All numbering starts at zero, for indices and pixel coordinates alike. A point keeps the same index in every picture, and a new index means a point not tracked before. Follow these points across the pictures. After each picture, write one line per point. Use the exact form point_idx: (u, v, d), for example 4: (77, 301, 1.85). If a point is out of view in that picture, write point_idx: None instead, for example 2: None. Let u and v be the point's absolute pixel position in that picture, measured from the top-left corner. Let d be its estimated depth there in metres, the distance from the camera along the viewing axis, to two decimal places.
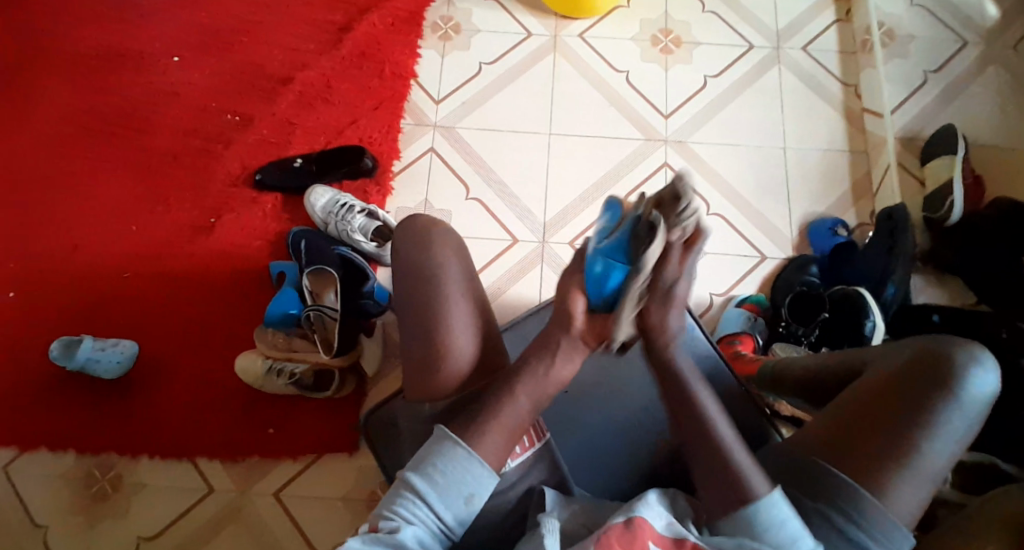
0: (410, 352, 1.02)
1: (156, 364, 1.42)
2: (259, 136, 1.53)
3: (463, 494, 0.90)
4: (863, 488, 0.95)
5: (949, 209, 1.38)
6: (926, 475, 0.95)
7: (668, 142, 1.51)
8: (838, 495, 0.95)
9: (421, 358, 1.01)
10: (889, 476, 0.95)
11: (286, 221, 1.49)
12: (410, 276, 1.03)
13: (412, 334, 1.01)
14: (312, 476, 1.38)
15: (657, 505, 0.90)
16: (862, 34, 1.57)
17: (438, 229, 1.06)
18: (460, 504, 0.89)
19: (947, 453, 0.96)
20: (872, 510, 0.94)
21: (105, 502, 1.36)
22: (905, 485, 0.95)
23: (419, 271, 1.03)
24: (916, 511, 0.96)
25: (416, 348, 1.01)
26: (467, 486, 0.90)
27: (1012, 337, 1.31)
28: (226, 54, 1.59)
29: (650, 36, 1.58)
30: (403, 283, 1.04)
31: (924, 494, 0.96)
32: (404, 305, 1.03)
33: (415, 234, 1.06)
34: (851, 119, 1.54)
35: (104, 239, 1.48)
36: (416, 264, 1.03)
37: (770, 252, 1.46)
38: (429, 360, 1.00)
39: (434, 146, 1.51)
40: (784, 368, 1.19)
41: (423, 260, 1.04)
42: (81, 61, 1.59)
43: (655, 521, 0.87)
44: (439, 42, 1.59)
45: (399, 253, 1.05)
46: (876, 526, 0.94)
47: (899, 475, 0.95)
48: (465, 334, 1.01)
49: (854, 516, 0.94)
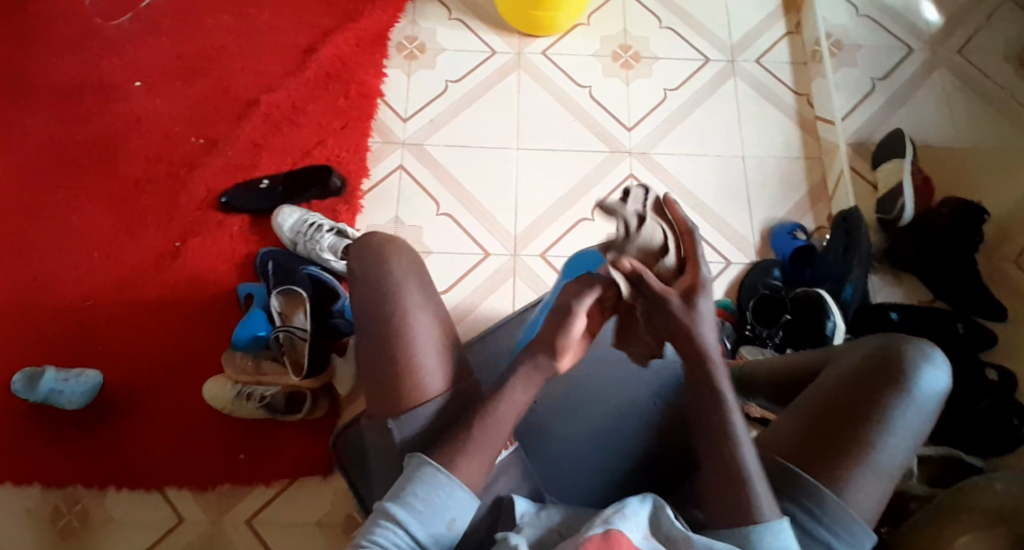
0: (372, 365, 1.02)
1: (123, 392, 1.39)
2: (226, 159, 1.52)
3: (443, 519, 0.92)
4: (826, 485, 0.98)
5: (900, 211, 1.44)
6: (883, 471, 0.99)
7: (633, 153, 1.54)
8: (804, 494, 0.98)
9: (388, 374, 1.00)
10: (847, 471, 0.98)
11: (256, 242, 1.47)
12: (374, 294, 1.03)
13: (379, 351, 1.01)
14: (287, 501, 1.36)
15: (638, 515, 0.90)
16: (812, 45, 1.63)
17: (399, 248, 1.07)
18: (440, 528, 0.92)
19: (902, 447, 0.99)
20: (833, 506, 0.97)
21: (72, 537, 1.31)
22: (865, 482, 0.98)
23: (377, 282, 1.03)
24: (875, 507, 0.99)
25: (382, 363, 1.01)
26: (448, 511, 0.92)
27: (968, 331, 1.39)
28: (189, 78, 1.58)
29: (611, 52, 1.62)
30: (363, 303, 1.04)
31: (883, 491, 0.99)
32: (363, 319, 1.03)
33: (373, 252, 1.06)
34: (806, 127, 1.59)
35: (66, 267, 1.45)
36: (376, 283, 1.03)
37: (734, 258, 1.49)
38: (394, 371, 1.00)
39: (402, 164, 1.52)
40: (752, 373, 1.23)
41: (380, 270, 1.04)
42: (40, 87, 1.57)
43: (632, 534, 0.88)
44: (405, 61, 1.60)
45: (358, 272, 1.05)
46: (839, 523, 0.97)
47: (859, 473, 0.98)
48: (433, 349, 1.02)
49: (819, 514, 0.97)
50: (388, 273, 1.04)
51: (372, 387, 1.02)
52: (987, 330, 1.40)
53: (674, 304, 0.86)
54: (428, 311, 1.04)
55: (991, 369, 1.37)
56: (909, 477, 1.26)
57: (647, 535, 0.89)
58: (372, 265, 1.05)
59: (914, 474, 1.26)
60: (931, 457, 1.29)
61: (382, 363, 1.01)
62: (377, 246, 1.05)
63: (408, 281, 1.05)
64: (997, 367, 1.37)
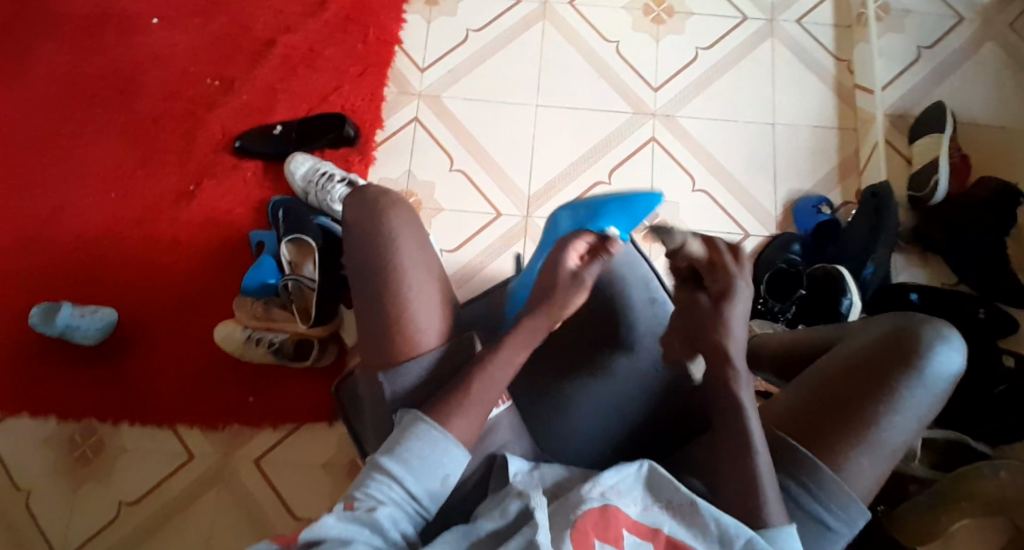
0: (367, 320, 1.02)
1: (136, 332, 1.42)
2: (241, 102, 1.50)
3: (437, 476, 0.92)
4: (824, 459, 0.96)
5: (934, 189, 1.38)
6: (885, 449, 0.97)
7: (657, 115, 1.49)
8: (799, 466, 0.96)
9: (382, 329, 1.00)
10: (847, 447, 0.96)
11: (269, 189, 1.47)
12: (369, 249, 1.03)
13: (375, 303, 1.01)
14: (294, 443, 1.39)
15: (636, 485, 0.90)
16: (859, 7, 1.54)
17: (399, 204, 1.06)
18: (435, 484, 0.91)
19: (906, 427, 0.97)
20: (828, 480, 0.95)
21: (86, 467, 1.37)
22: (865, 459, 0.96)
23: (372, 238, 1.03)
24: (873, 485, 0.97)
25: (377, 317, 1.00)
26: (442, 468, 0.92)
27: (989, 316, 1.35)
28: (208, 17, 1.55)
29: (643, 5, 1.55)
30: (361, 257, 1.03)
31: (882, 469, 0.97)
32: (358, 273, 1.03)
33: (370, 204, 1.05)
34: (842, 96, 1.51)
35: (82, 203, 1.46)
36: (374, 238, 1.03)
37: (754, 229, 1.44)
38: (387, 327, 1.00)
39: (418, 115, 1.49)
40: (761, 344, 1.20)
41: (375, 224, 1.03)
42: (58, 21, 1.56)
43: (629, 508, 0.88)
44: (425, 7, 1.55)
45: (355, 223, 1.04)
46: (834, 499, 0.95)
47: (859, 450, 0.96)
48: (431, 307, 1.02)
49: (814, 489, 0.96)
50: (386, 228, 1.03)
51: (367, 341, 1.02)
52: (1010, 317, 1.36)
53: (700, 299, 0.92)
54: (426, 269, 1.04)
55: (1009, 356, 1.33)
56: (911, 460, 1.24)
57: (647, 506, 0.89)
58: (370, 219, 1.04)
59: (915, 457, 1.24)
60: (936, 441, 1.27)
61: (376, 321, 1.01)
62: (375, 197, 1.05)
63: (404, 236, 1.03)
64: (1015, 355, 1.33)
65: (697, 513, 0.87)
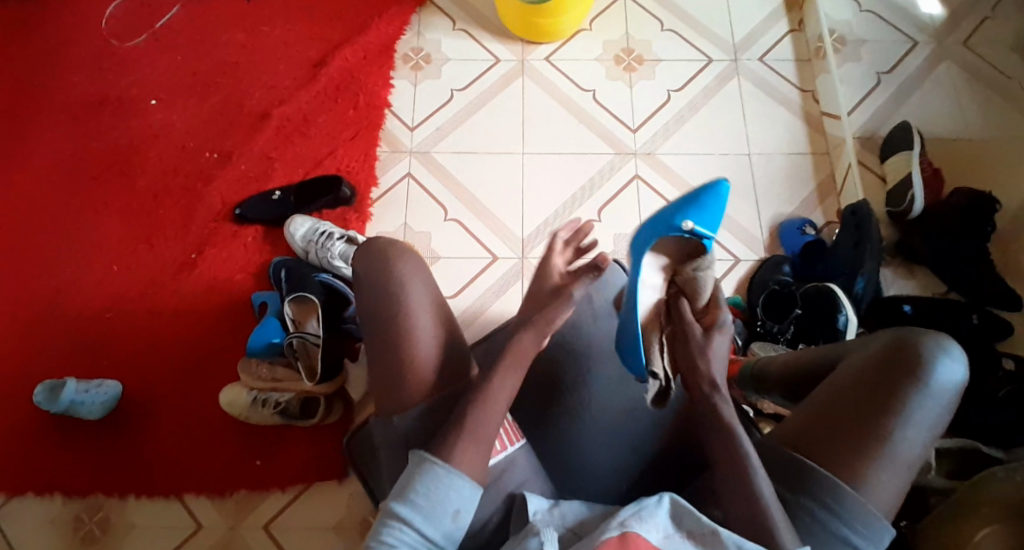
0: (376, 365, 1.05)
1: (141, 402, 1.42)
2: (239, 172, 1.56)
3: (448, 512, 0.92)
4: (841, 478, 0.97)
5: (911, 203, 1.44)
6: (900, 464, 0.97)
7: (638, 154, 1.55)
8: (819, 489, 0.97)
9: (390, 371, 1.03)
10: (863, 465, 0.97)
11: (270, 252, 1.51)
12: (374, 294, 1.06)
13: (382, 344, 1.04)
14: (304, 504, 1.37)
15: (660, 514, 0.90)
16: (815, 41, 1.63)
17: (403, 250, 1.09)
18: (447, 522, 0.92)
19: (918, 440, 0.98)
20: (849, 500, 0.96)
21: (93, 545, 1.34)
22: (882, 476, 0.97)
23: (377, 283, 1.06)
24: (893, 500, 0.98)
25: (385, 359, 1.04)
26: (452, 504, 0.93)
27: (983, 322, 1.38)
28: (203, 97, 1.63)
29: (614, 56, 1.64)
30: (368, 303, 1.07)
31: (899, 484, 0.98)
32: (366, 320, 1.06)
33: (375, 252, 1.09)
34: (813, 124, 1.59)
35: (85, 281, 1.49)
36: (378, 284, 1.06)
37: (743, 255, 1.49)
38: (396, 369, 1.03)
39: (410, 171, 1.54)
40: (764, 369, 1.23)
41: (381, 270, 1.07)
42: (58, 111, 1.62)
43: (651, 535, 0.88)
44: (411, 72, 1.63)
45: (361, 271, 1.08)
46: (857, 517, 0.96)
47: (875, 467, 0.97)
48: (433, 345, 1.04)
49: (834, 508, 0.96)
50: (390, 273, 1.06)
51: (378, 384, 1.05)
52: (1002, 320, 1.38)
53: (694, 331, 1.00)
54: (430, 308, 1.07)
55: (1007, 359, 1.35)
56: (927, 470, 1.24)
57: (669, 533, 0.89)
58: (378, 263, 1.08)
59: (932, 468, 1.24)
60: (950, 450, 1.27)
61: (384, 363, 1.04)
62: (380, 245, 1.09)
63: (408, 279, 1.07)
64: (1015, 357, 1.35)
65: (717, 540, 0.88)
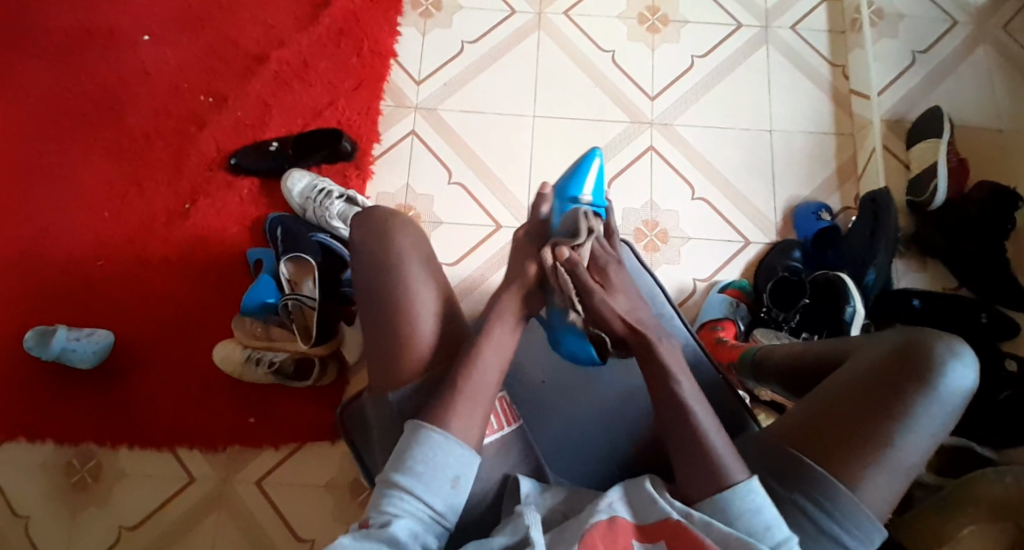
0: (372, 345, 0.99)
1: (133, 352, 1.40)
2: (235, 118, 1.49)
3: (447, 478, 0.88)
4: (838, 477, 0.90)
5: (933, 193, 1.39)
6: (900, 468, 0.90)
7: (654, 124, 1.49)
8: (812, 485, 0.90)
9: (386, 350, 0.98)
10: (862, 467, 0.90)
11: (266, 206, 1.46)
12: (375, 270, 1.00)
13: (378, 325, 0.98)
14: (296, 462, 1.37)
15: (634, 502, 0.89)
16: (852, 13, 1.54)
17: (405, 224, 1.04)
18: (446, 489, 0.88)
19: (922, 445, 0.91)
20: (843, 499, 0.89)
21: (85, 492, 1.34)
22: (880, 479, 0.90)
23: (378, 258, 1.00)
24: (889, 503, 0.91)
25: (383, 339, 0.98)
26: (451, 469, 0.88)
27: (992, 321, 1.34)
28: (200, 33, 1.54)
29: (638, 13, 1.55)
30: (366, 279, 1.01)
31: (897, 487, 0.91)
32: (363, 297, 1.01)
33: (375, 225, 1.03)
34: (839, 101, 1.52)
35: (75, 223, 1.44)
36: (378, 262, 1.00)
37: (753, 237, 1.44)
38: (392, 351, 0.98)
39: (415, 129, 1.48)
40: (765, 357, 1.14)
41: (383, 246, 1.01)
42: (46, 39, 1.54)
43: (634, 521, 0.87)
44: (419, 19, 1.54)
45: (360, 244, 1.02)
46: (849, 517, 0.90)
47: (873, 468, 0.90)
48: (432, 325, 0.99)
49: (830, 508, 0.90)
50: (391, 250, 1.01)
51: (370, 362, 1.00)
52: (1012, 320, 1.35)
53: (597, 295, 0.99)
54: (433, 286, 1.01)
55: (1011, 360, 1.32)
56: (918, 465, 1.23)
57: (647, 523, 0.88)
58: (376, 238, 1.02)
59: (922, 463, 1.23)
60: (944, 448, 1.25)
61: (381, 344, 0.98)
62: (381, 220, 1.03)
63: (409, 257, 1.01)
64: (1017, 358, 1.32)
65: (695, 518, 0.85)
